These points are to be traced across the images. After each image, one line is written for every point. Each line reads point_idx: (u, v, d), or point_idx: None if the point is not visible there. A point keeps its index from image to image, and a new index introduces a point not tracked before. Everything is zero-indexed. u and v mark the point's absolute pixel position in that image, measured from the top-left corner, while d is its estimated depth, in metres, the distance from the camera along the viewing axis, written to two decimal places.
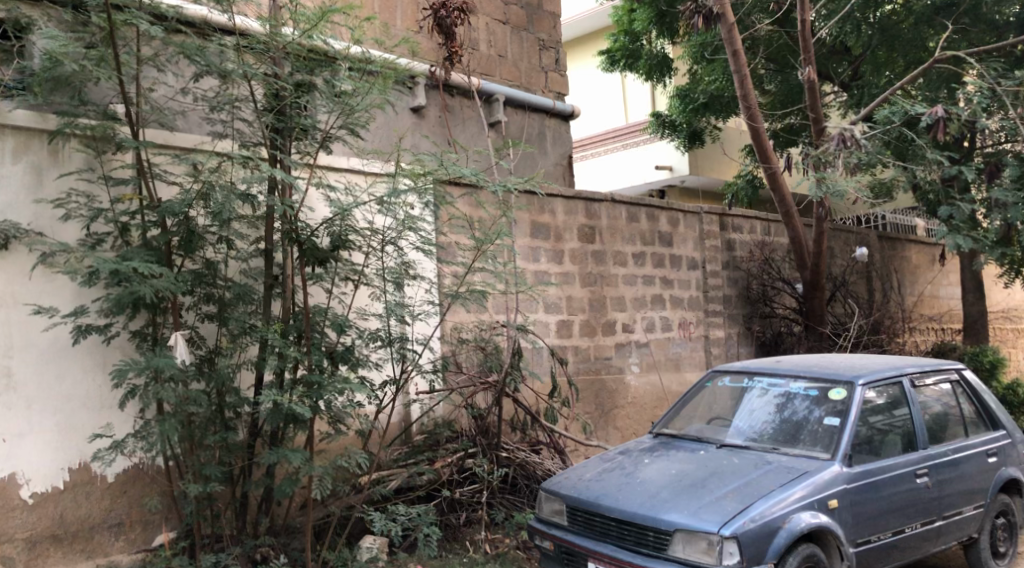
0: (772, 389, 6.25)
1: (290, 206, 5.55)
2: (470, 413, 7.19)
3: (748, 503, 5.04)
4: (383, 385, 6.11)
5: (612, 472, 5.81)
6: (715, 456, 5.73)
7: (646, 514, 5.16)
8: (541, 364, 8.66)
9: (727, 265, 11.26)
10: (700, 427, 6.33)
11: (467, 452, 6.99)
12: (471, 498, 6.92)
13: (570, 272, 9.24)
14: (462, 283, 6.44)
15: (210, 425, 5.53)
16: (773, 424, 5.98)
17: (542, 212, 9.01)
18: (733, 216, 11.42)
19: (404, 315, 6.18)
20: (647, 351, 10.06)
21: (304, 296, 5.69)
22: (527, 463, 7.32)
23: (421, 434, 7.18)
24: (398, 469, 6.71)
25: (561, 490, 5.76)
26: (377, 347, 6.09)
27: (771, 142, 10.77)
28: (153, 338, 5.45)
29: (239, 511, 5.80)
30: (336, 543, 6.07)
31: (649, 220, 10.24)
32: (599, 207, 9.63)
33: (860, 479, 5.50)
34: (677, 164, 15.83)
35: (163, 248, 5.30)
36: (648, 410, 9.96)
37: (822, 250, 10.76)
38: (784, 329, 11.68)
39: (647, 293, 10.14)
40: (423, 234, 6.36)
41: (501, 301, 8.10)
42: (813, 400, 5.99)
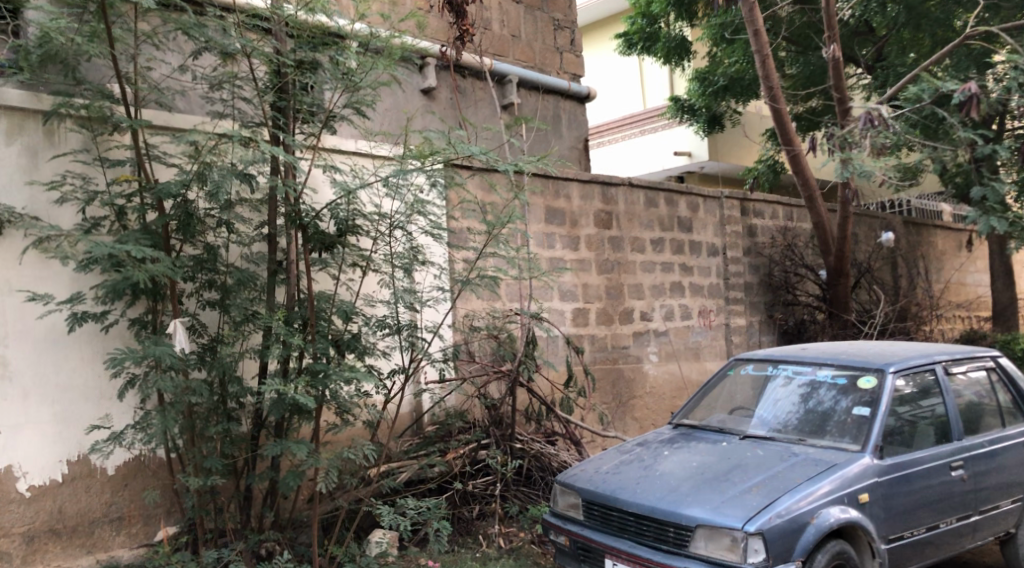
0: (797, 377, 5.98)
1: (294, 188, 5.32)
2: (483, 403, 6.99)
3: (774, 497, 4.79)
4: (391, 374, 5.86)
5: (630, 464, 5.57)
6: (738, 448, 5.48)
7: (667, 509, 4.92)
8: (557, 353, 8.42)
9: (749, 252, 10.97)
10: (721, 417, 6.08)
11: (479, 443, 6.83)
12: (484, 491, 6.75)
13: (586, 259, 8.98)
14: (473, 269, 6.17)
15: (211, 416, 5.36)
16: (799, 414, 5.71)
17: (557, 197, 8.75)
18: (754, 201, 11.12)
19: (413, 301, 5.93)
20: (667, 339, 9.80)
21: (308, 281, 5.47)
22: (542, 454, 7.10)
23: (432, 425, 6.98)
24: (409, 461, 6.48)
25: (576, 483, 5.52)
26: (385, 334, 5.84)
27: (793, 124, 10.44)
28: (152, 326, 5.27)
29: (243, 505, 5.59)
30: (343, 538, 5.88)
31: (668, 205, 9.97)
32: (616, 191, 9.36)
33: (891, 472, 5.23)
34: (697, 150, 15.50)
35: (160, 233, 5.10)
36: (667, 401, 9.70)
37: (847, 235, 10.44)
38: (807, 317, 11.38)
39: (666, 280, 9.87)
40: (433, 217, 6.12)
41: (515, 288, 7.86)
42: (841, 389, 5.71)
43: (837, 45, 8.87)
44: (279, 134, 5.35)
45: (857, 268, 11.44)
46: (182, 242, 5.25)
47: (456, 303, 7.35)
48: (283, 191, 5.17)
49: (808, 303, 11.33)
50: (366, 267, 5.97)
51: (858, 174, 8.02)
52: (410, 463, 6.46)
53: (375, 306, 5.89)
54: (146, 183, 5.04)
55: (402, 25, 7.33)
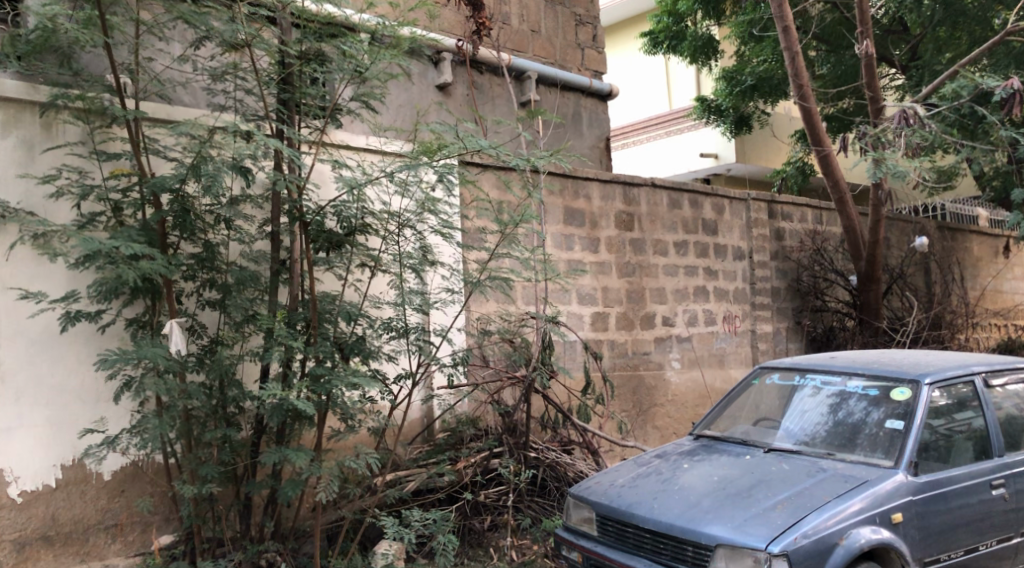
0: (826, 388, 5.66)
1: (296, 183, 5.09)
2: (496, 410, 6.76)
3: (800, 516, 4.48)
4: (397, 379, 5.60)
5: (647, 478, 5.28)
6: (763, 462, 5.17)
7: (685, 527, 4.63)
8: (575, 358, 8.14)
9: (776, 256, 10.63)
10: (745, 428, 5.78)
11: (492, 452, 6.55)
12: (496, 501, 6.51)
13: (606, 261, 8.70)
14: (485, 269, 5.88)
15: (210, 420, 5.12)
16: (828, 426, 5.39)
17: (577, 197, 8.48)
18: (782, 203, 10.78)
19: (421, 302, 5.67)
20: (690, 345, 9.48)
21: (311, 281, 5.23)
22: (558, 464, 6.85)
23: (443, 432, 6.75)
24: (417, 470, 6.19)
25: (590, 496, 5.25)
26: (391, 338, 5.59)
27: (823, 123, 10.10)
28: (149, 326, 5.06)
29: (243, 513, 5.37)
30: (348, 549, 5.64)
31: (693, 207, 9.66)
32: (638, 192, 9.07)
33: (927, 490, 4.90)
34: (723, 152, 15.18)
35: (156, 229, 4.88)
36: (690, 409, 9.39)
37: (879, 239, 10.07)
38: (836, 324, 11.01)
39: (690, 284, 9.56)
40: (444, 216, 5.87)
41: (531, 291, 7.60)
42: (873, 401, 5.39)
43: (870, 41, 8.52)
44: (281, 126, 5.12)
45: (890, 274, 11.04)
46: (180, 239, 5.04)
47: (470, 306, 7.10)
48: (285, 186, 4.94)
49: (838, 310, 10.97)
50: (374, 267, 5.73)
51: (892, 175, 7.67)
52: (418, 472, 6.15)
53: (382, 308, 5.65)
54: (142, 176, 4.84)
55: (417, 19, 7.11)
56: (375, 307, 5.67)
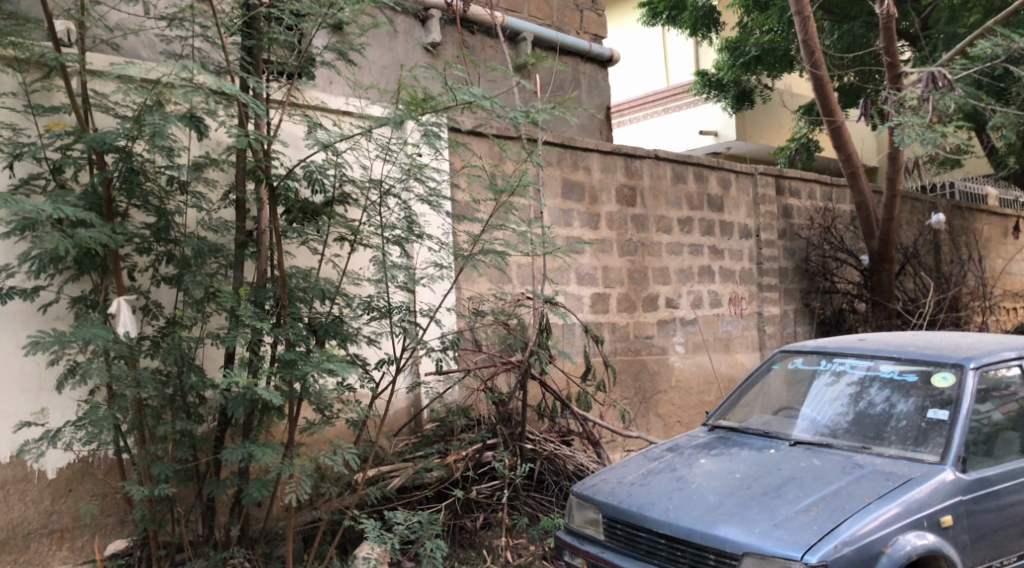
0: (856, 373, 5.09)
1: (263, 142, 4.47)
2: (489, 398, 6.20)
3: (839, 520, 3.93)
4: (378, 365, 4.99)
5: (660, 474, 4.71)
6: (789, 458, 4.61)
7: (706, 532, 4.08)
8: (574, 343, 7.55)
9: (784, 235, 10.07)
10: (765, 419, 5.22)
11: (485, 444, 5.98)
12: (489, 498, 5.96)
13: (607, 239, 8.12)
14: (477, 242, 5.26)
15: (165, 412, 4.52)
16: (854, 417, 4.85)
17: (576, 169, 7.88)
18: (790, 178, 10.18)
19: (406, 279, 5.05)
20: (695, 329, 8.91)
21: (280, 254, 4.61)
22: (556, 456, 6.36)
23: (431, 423, 6.18)
24: (402, 464, 5.65)
25: (596, 495, 4.67)
26: (371, 319, 4.98)
27: (835, 93, 9.52)
28: (94, 305, 4.46)
29: (206, 514, 4.78)
30: (325, 553, 5.07)
31: (697, 181, 9.07)
32: (640, 164, 8.48)
33: (977, 489, 4.34)
34: (723, 128, 14.62)
35: (100, 193, 4.26)
36: (694, 396, 8.84)
37: (894, 216, 9.51)
38: (846, 306, 10.49)
39: (695, 264, 8.98)
40: (432, 183, 5.28)
41: (527, 269, 7.01)
42: (904, 389, 4.83)
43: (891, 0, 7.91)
44: (245, 77, 4.53)
45: (903, 254, 10.49)
46: (133, 206, 4.45)
47: (460, 284, 6.50)
48: (251, 144, 4.33)
49: (847, 292, 10.43)
50: (353, 238, 5.13)
51: (920, 142, 7.08)
52: (404, 466, 5.61)
53: (358, 285, 5.03)
54: (82, 131, 4.21)
55: None
56: (352, 283, 5.06)
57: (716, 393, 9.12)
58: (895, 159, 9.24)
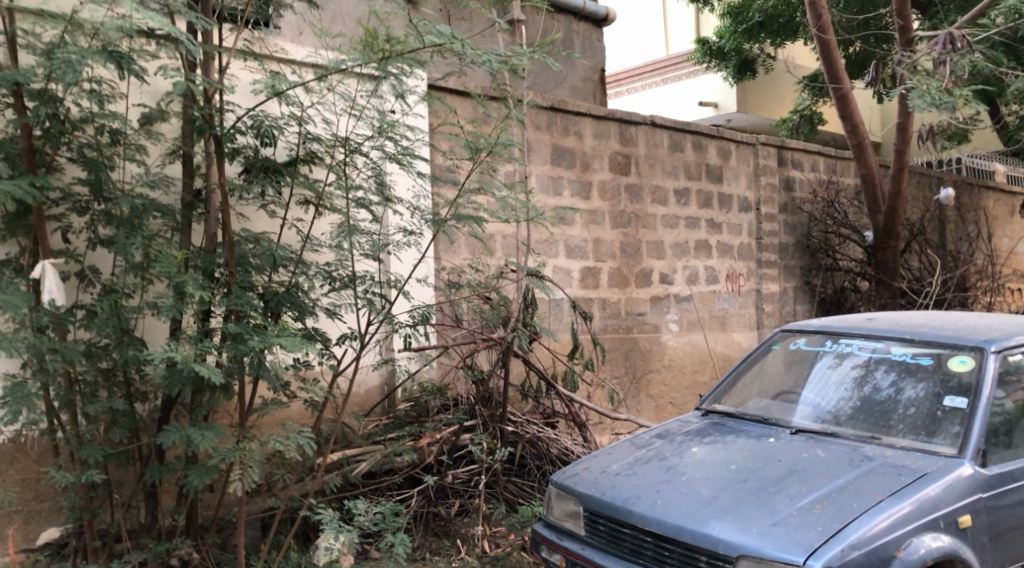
0: (865, 355, 4.65)
1: (209, 88, 3.97)
2: (468, 376, 5.77)
3: (846, 521, 3.51)
4: (339, 340, 4.53)
5: (648, 463, 4.29)
6: (790, 448, 4.18)
7: (697, 530, 3.66)
8: (562, 319, 7.12)
9: (785, 209, 9.61)
10: (764, 404, 4.80)
11: (462, 427, 5.56)
12: (466, 484, 5.57)
13: (599, 210, 7.66)
14: (451, 206, 4.78)
15: (100, 389, 4.08)
16: (859, 403, 4.44)
17: (567, 134, 7.41)
18: (793, 149, 9.70)
19: (371, 246, 4.57)
20: (689, 306, 8.47)
21: (227, 216, 4.15)
22: (539, 440, 5.98)
23: (405, 404, 5.75)
24: (371, 448, 5.23)
25: (578, 486, 4.25)
26: (331, 290, 4.53)
27: (843, 59, 9.02)
28: (17, 269, 4.00)
29: (148, 502, 4.36)
30: (282, 545, 4.65)
31: (696, 150, 8.59)
32: (636, 131, 8.01)
33: (998, 485, 3.92)
34: (725, 101, 14.08)
35: (21, 144, 3.80)
36: (688, 376, 8.42)
37: (902, 190, 9.05)
38: (847, 285, 10.10)
39: (691, 238, 8.52)
40: (403, 141, 4.81)
41: (512, 240, 6.56)
42: (914, 373, 4.42)
43: None
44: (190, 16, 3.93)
45: (909, 230, 10.04)
46: (66, 159, 4.02)
47: (439, 253, 6.03)
48: (193, 91, 3.84)
49: (851, 270, 10.01)
50: (316, 201, 4.68)
51: (935, 107, 6.64)
52: (372, 450, 5.17)
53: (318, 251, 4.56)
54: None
55: None
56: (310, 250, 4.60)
57: (710, 373, 8.69)
58: (904, 131, 8.74)
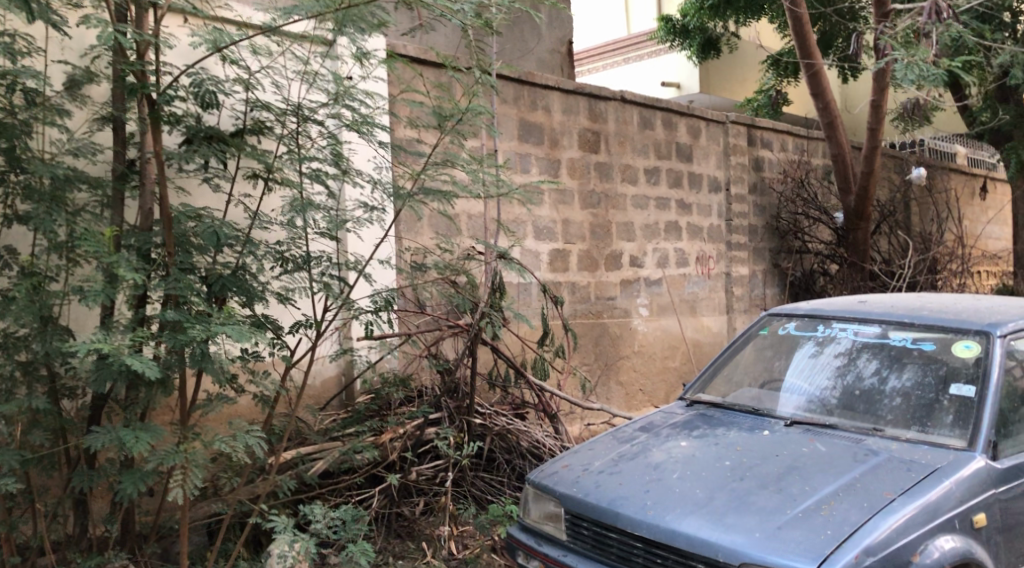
0: (861, 340, 4.36)
1: (142, 40, 3.48)
2: (433, 366, 5.38)
3: (857, 524, 3.20)
4: (292, 328, 4.08)
5: (634, 459, 3.94)
6: (786, 442, 3.86)
7: (695, 535, 3.31)
8: (530, 305, 6.74)
9: (755, 189, 9.33)
10: (752, 393, 4.51)
11: (427, 421, 5.18)
12: (431, 481, 5.21)
13: (568, 188, 7.29)
14: (416, 179, 4.36)
15: (18, 386, 3.60)
16: (845, 393, 4.18)
17: (534, 108, 7.02)
18: (763, 128, 9.41)
19: (327, 223, 4.13)
20: (660, 290, 8.16)
21: (163, 189, 3.68)
22: (508, 432, 5.65)
23: (364, 397, 5.34)
24: (329, 444, 4.81)
25: (557, 486, 3.88)
26: (283, 272, 4.07)
27: (815, 36, 8.76)
28: None
29: (78, 511, 3.89)
30: (230, 555, 4.21)
31: (666, 127, 8.26)
32: (605, 106, 7.64)
33: (1012, 479, 3.65)
34: (686, 82, 13.79)
35: None
36: (659, 362, 8.11)
37: (875, 168, 8.84)
38: (817, 268, 9.85)
39: (662, 219, 8.21)
40: (361, 107, 4.38)
41: (477, 221, 6.15)
42: (903, 360, 4.17)
43: None
44: None
45: (880, 211, 9.90)
46: None
47: (399, 233, 5.61)
48: (124, 43, 3.36)
49: (819, 252, 9.77)
50: (267, 174, 4.24)
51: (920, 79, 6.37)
52: (330, 448, 4.76)
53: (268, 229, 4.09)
54: None
55: None
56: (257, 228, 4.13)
57: (681, 358, 8.38)
58: (879, 108, 8.57)
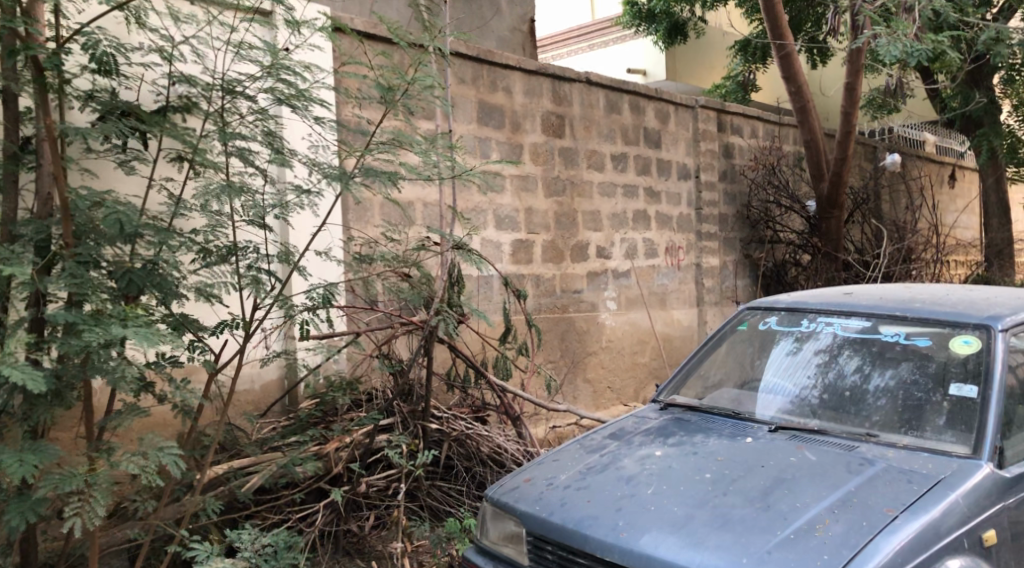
0: (850, 335, 3.99)
1: None
2: (385, 368, 4.94)
3: (858, 547, 2.82)
4: (215, 329, 3.61)
5: (603, 472, 3.53)
6: (771, 450, 3.48)
7: (673, 561, 2.92)
8: (491, 299, 6.31)
9: (725, 176, 8.97)
10: (732, 394, 4.13)
11: (378, 427, 4.73)
12: (383, 492, 4.77)
13: (531, 175, 6.87)
14: (357, 160, 3.91)
15: None
16: (827, 395, 3.84)
17: (494, 90, 6.58)
18: (733, 113, 9.04)
19: (254, 209, 3.66)
20: (628, 282, 7.77)
21: (59, 169, 3.19)
22: (468, 438, 5.23)
23: (308, 402, 4.88)
24: (268, 456, 4.36)
25: (518, 504, 3.46)
26: (203, 265, 3.60)
27: (785, 16, 8.41)
28: None
29: None
30: None
31: (633, 112, 7.87)
32: (569, 89, 7.23)
33: (1021, 489, 3.29)
34: (653, 69, 13.42)
35: None
36: (627, 358, 7.72)
37: (849, 153, 8.52)
38: (788, 258, 9.54)
39: (629, 208, 7.81)
40: (294, 79, 3.91)
41: (432, 210, 5.70)
42: (888, 357, 3.82)
43: None
44: None
45: (854, 199, 9.63)
46: None
47: (347, 221, 5.14)
48: None
49: (791, 242, 9.44)
50: (188, 155, 3.76)
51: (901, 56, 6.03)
52: (266, 461, 4.31)
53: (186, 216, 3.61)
54: None
55: None
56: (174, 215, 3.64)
57: (651, 354, 8.00)
58: (853, 90, 8.24)
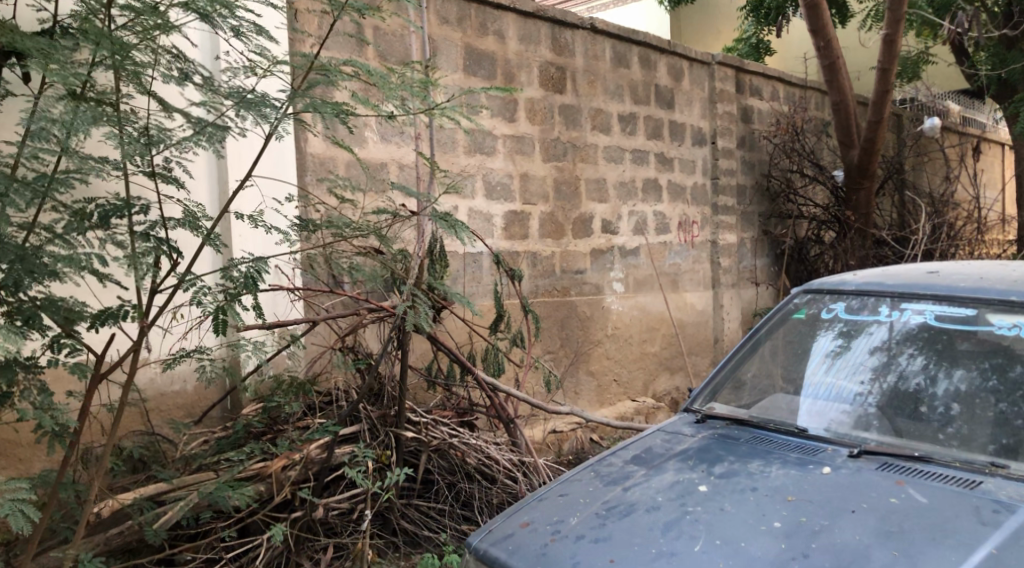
0: (943, 329, 3.03)
1: None
2: (348, 364, 3.99)
3: None
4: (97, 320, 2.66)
5: (630, 515, 2.58)
6: (859, 486, 2.56)
7: None
8: (480, 280, 5.33)
9: (743, 143, 7.96)
10: (788, 402, 3.18)
11: (336, 439, 3.77)
12: (346, 518, 3.84)
13: (526, 135, 5.89)
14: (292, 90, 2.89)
15: None
16: (892, 405, 2.97)
17: (484, 35, 5.59)
18: (752, 73, 8.01)
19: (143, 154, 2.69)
20: (636, 261, 6.78)
21: None
22: (451, 448, 4.27)
23: (252, 407, 3.92)
24: (194, 481, 3.42)
25: (514, 559, 2.52)
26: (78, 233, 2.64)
27: None
28: None
29: None
30: None
31: (644, 66, 6.87)
32: (571, 37, 6.23)
33: None
34: (655, 31, 12.47)
35: None
36: (635, 347, 6.76)
37: (886, 118, 7.54)
38: (811, 236, 8.51)
39: (639, 176, 6.83)
40: None
41: (407, 173, 4.69)
42: (973, 355, 2.94)
43: None
44: None
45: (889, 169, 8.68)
46: None
47: (303, 183, 4.18)
48: None
49: (815, 217, 8.45)
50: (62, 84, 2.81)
51: None
52: (190, 488, 3.36)
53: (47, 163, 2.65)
54: None
55: None
56: (34, 164, 2.70)
57: (662, 343, 7.03)
58: (892, 44, 7.21)
